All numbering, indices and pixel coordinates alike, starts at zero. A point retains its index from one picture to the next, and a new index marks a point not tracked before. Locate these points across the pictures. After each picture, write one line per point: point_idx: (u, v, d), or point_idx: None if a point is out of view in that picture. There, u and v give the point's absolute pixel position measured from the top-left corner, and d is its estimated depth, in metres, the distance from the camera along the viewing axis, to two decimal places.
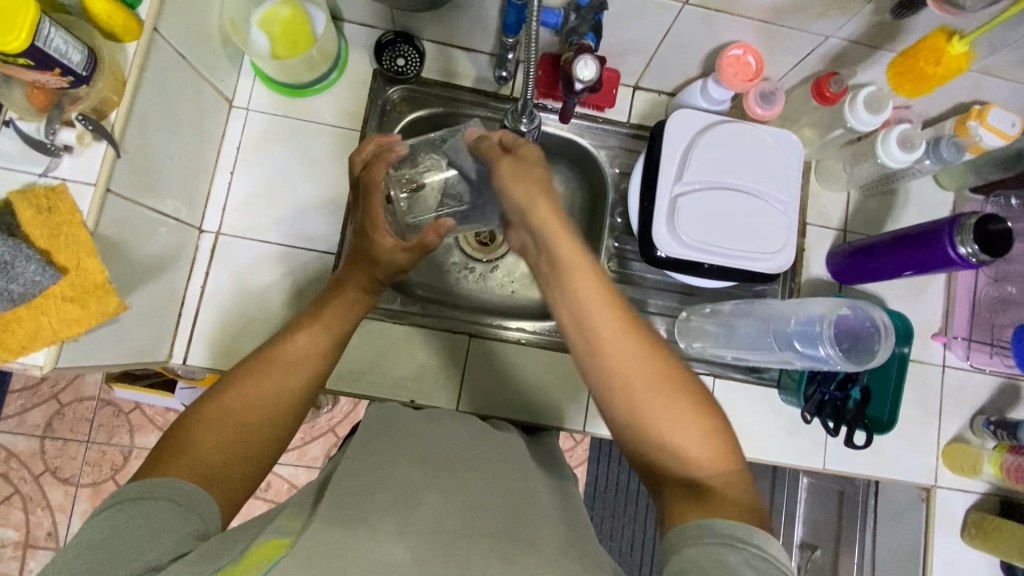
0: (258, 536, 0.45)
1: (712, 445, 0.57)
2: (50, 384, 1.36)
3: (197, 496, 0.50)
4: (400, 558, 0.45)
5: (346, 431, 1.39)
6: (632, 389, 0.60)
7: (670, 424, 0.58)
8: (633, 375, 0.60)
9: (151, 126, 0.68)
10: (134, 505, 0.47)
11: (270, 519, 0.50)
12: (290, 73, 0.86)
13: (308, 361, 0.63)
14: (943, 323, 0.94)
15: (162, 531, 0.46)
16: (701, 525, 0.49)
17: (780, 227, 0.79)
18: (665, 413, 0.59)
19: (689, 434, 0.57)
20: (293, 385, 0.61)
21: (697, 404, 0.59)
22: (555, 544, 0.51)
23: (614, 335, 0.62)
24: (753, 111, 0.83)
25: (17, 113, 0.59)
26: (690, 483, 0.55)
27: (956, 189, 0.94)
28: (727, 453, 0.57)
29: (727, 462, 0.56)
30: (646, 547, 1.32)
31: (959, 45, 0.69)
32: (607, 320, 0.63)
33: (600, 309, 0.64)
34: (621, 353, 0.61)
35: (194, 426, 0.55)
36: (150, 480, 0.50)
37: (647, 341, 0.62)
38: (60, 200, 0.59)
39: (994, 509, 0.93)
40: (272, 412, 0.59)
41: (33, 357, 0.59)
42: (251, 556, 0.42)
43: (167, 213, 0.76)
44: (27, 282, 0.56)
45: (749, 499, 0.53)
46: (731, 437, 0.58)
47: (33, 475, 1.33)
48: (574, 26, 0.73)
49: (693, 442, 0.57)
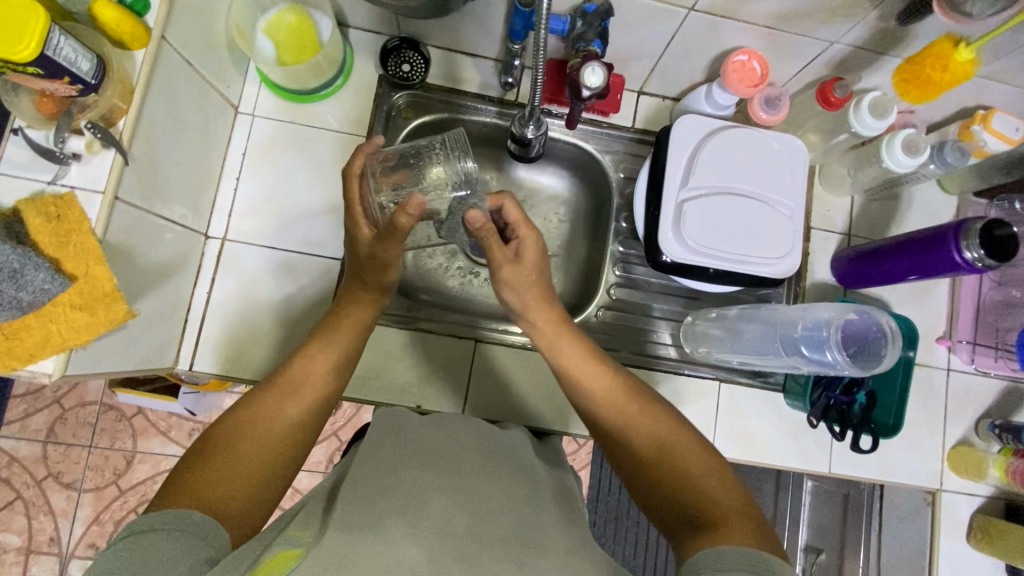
0: (270, 547, 0.45)
1: (715, 475, 0.59)
2: (53, 389, 1.36)
3: (208, 524, 0.49)
4: (414, 559, 0.45)
5: (349, 435, 1.39)
6: (630, 439, 0.64)
7: (672, 461, 0.61)
8: (629, 425, 0.64)
9: (158, 133, 0.68)
10: (142, 536, 0.45)
11: (279, 531, 0.50)
12: (296, 79, 0.86)
13: (318, 386, 0.64)
14: (947, 326, 0.94)
15: (175, 557, 0.44)
16: (716, 554, 0.49)
17: (786, 232, 0.80)
18: (660, 447, 0.62)
19: (691, 468, 0.60)
20: (303, 408, 0.62)
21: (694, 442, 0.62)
22: (566, 552, 0.51)
23: (604, 391, 0.66)
24: (758, 117, 0.83)
25: (26, 121, 0.59)
26: (700, 514, 0.56)
27: (960, 193, 0.95)
28: (729, 482, 0.59)
29: (732, 489, 0.58)
30: (649, 550, 1.32)
31: (965, 52, 0.70)
32: (595, 379, 0.67)
33: (587, 367, 0.68)
34: (614, 406, 0.66)
35: (206, 454, 0.55)
36: (159, 512, 0.48)
37: (636, 391, 0.67)
38: (69, 208, 0.59)
39: (999, 513, 0.93)
40: (282, 438, 0.59)
41: (42, 364, 0.59)
42: (266, 565, 0.43)
43: (174, 219, 0.76)
44: (36, 290, 0.56)
45: (755, 520, 0.54)
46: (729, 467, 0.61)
47: (36, 480, 1.33)
48: (581, 33, 0.73)
49: (691, 473, 0.60)
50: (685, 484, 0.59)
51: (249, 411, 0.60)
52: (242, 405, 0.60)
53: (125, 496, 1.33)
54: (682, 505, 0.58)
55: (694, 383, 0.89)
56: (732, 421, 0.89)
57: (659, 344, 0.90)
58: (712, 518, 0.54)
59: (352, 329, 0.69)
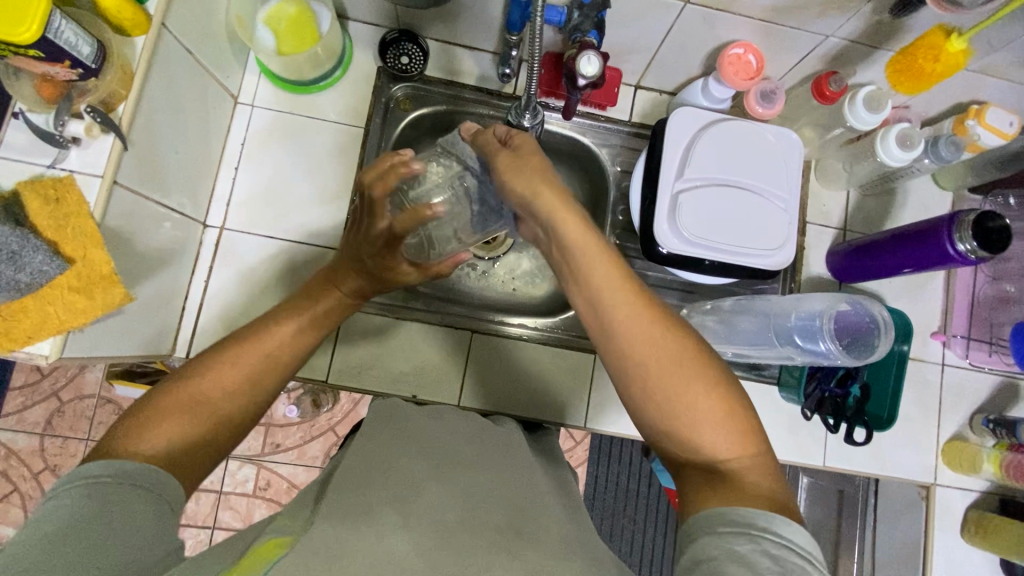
0: (261, 535, 0.46)
1: (730, 424, 0.53)
2: (50, 381, 1.36)
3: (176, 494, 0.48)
4: (405, 551, 0.45)
5: (346, 430, 1.38)
6: (648, 370, 0.55)
7: (684, 407, 0.54)
8: (655, 353, 0.55)
9: (158, 120, 0.69)
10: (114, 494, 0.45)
11: (266, 525, 0.50)
12: (295, 70, 0.87)
13: (281, 355, 0.59)
14: (942, 321, 0.94)
15: (141, 530, 0.44)
16: (719, 515, 0.48)
17: (780, 224, 0.80)
18: (676, 391, 0.54)
19: (710, 411, 0.53)
20: (267, 371, 0.57)
21: (721, 383, 0.54)
22: (556, 542, 0.51)
23: (627, 311, 0.56)
24: (754, 110, 0.84)
25: (24, 104, 0.59)
26: (706, 464, 0.53)
27: (955, 189, 0.95)
28: (746, 432, 0.53)
29: (742, 442, 0.53)
30: (645, 545, 1.32)
31: (958, 42, 0.70)
32: (619, 293, 0.57)
33: (608, 282, 0.58)
34: (641, 328, 0.56)
35: (156, 408, 0.51)
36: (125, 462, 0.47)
37: (666, 317, 0.57)
38: (68, 192, 0.59)
39: (994, 508, 0.93)
40: (239, 397, 0.55)
41: (39, 345, 0.59)
42: (251, 553, 0.43)
43: (172, 207, 0.76)
44: (35, 272, 0.56)
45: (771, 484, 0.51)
46: (749, 413, 0.55)
47: (32, 472, 1.33)
48: (577, 24, 0.74)
49: (710, 425, 0.53)
50: (696, 425, 0.53)
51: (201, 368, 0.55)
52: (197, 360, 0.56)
53: None
54: (685, 447, 0.54)
55: None
56: None
57: None
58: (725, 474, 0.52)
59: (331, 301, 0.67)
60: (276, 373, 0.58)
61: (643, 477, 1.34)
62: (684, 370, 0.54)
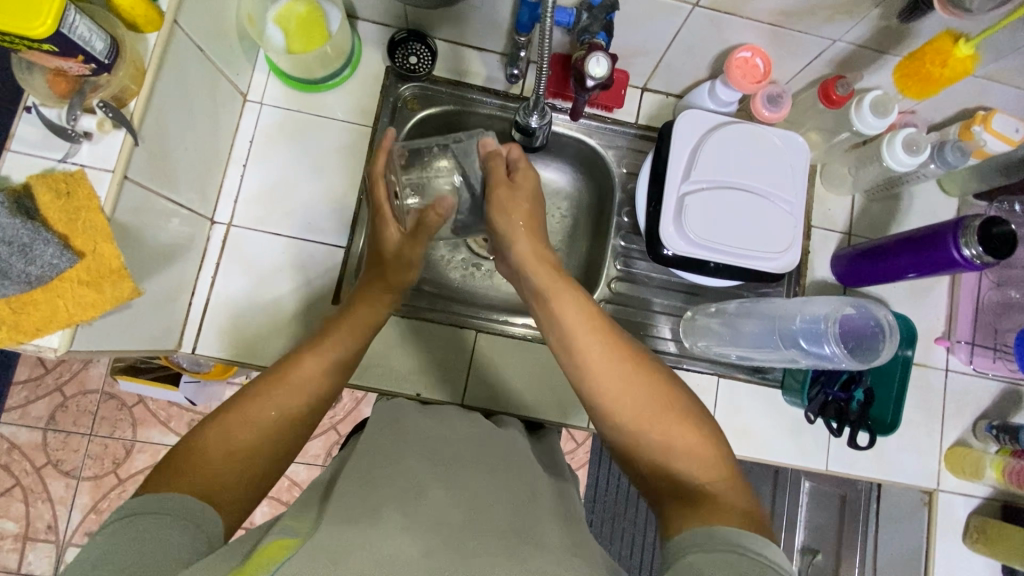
0: (264, 538, 0.45)
1: (701, 448, 0.60)
2: (54, 376, 1.36)
3: (201, 511, 0.51)
4: (410, 552, 0.44)
5: (348, 429, 1.38)
6: (620, 406, 0.63)
7: (656, 436, 0.61)
8: (624, 387, 0.63)
9: (168, 117, 0.69)
10: (138, 518, 0.47)
11: (271, 525, 0.50)
12: (304, 68, 0.87)
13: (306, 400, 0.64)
14: (946, 327, 0.94)
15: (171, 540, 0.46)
16: (709, 534, 0.50)
17: (786, 227, 0.80)
18: (646, 421, 0.61)
19: (679, 437, 0.60)
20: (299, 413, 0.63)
21: (688, 415, 0.62)
22: (560, 547, 0.51)
23: (597, 352, 0.65)
24: (760, 113, 0.84)
25: (38, 99, 0.60)
26: (685, 490, 0.57)
27: (960, 195, 0.95)
28: (717, 457, 0.59)
29: (714, 465, 0.59)
30: (645, 549, 1.32)
31: (965, 48, 0.71)
32: (592, 337, 0.66)
33: (579, 326, 0.67)
34: (610, 366, 0.64)
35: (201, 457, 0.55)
36: (153, 495, 0.50)
37: (633, 357, 0.65)
38: (79, 185, 0.59)
39: (997, 514, 0.92)
40: (274, 439, 0.60)
41: (47, 340, 0.60)
42: (260, 552, 0.42)
43: (180, 203, 0.77)
44: (45, 264, 0.56)
45: (744, 503, 0.55)
46: (720, 441, 0.61)
47: (35, 467, 1.33)
48: (586, 25, 0.74)
49: (681, 452, 0.59)
50: (670, 453, 0.60)
51: (224, 424, 0.59)
52: (216, 416, 0.60)
53: (124, 485, 1.34)
54: (663, 473, 0.60)
55: (693, 378, 0.89)
56: (731, 417, 0.89)
57: (658, 339, 0.91)
58: (699, 495, 0.56)
59: (355, 316, 0.72)
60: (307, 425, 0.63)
61: None
62: (651, 402, 0.62)
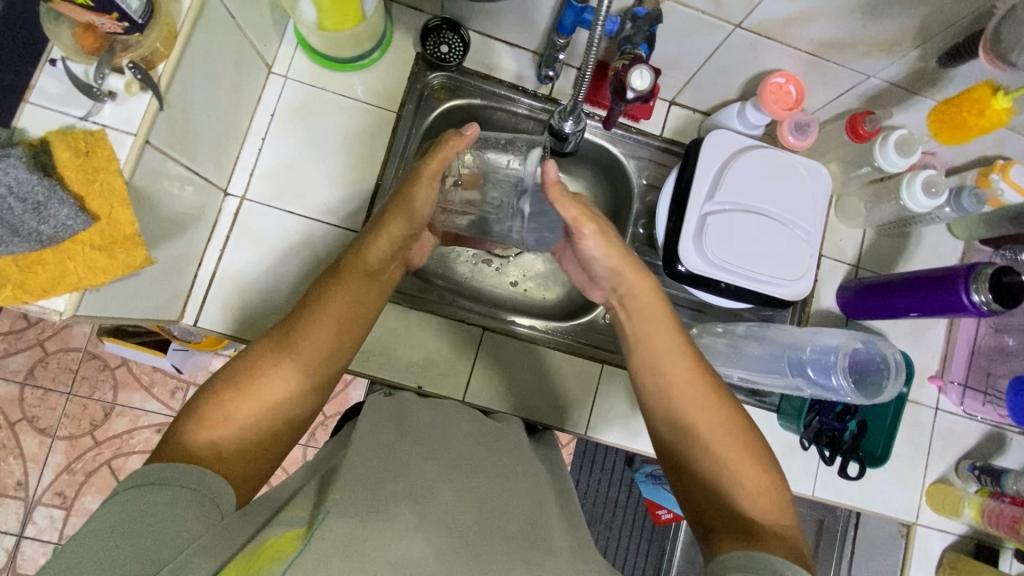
0: (267, 529, 0.44)
1: (762, 487, 0.62)
2: (36, 331, 1.33)
3: (215, 482, 0.52)
4: (424, 553, 0.44)
5: (334, 411, 1.37)
6: (697, 431, 0.66)
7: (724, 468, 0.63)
8: (695, 418, 0.66)
9: (194, 83, 0.67)
10: (148, 489, 0.48)
11: (277, 508, 0.49)
12: (334, 47, 0.85)
13: (295, 390, 0.61)
14: (940, 366, 0.96)
15: (175, 514, 0.47)
16: (750, 557, 0.53)
17: (801, 255, 0.81)
18: (722, 450, 0.64)
19: (743, 472, 0.63)
20: (290, 402, 0.61)
21: (756, 456, 0.64)
22: (569, 557, 0.51)
23: (682, 377, 0.67)
24: (786, 139, 0.85)
25: (63, 51, 0.57)
26: (739, 522, 0.59)
27: (967, 239, 0.97)
28: (781, 504, 0.62)
29: (781, 512, 0.61)
30: (617, 553, 1.33)
31: (1004, 100, 0.71)
32: (676, 360, 0.68)
33: (670, 345, 0.69)
34: (688, 390, 0.67)
35: (191, 426, 0.56)
36: (163, 463, 0.51)
37: (714, 384, 0.68)
38: (99, 146, 0.57)
39: (969, 552, 0.96)
40: (267, 428, 0.59)
41: (53, 301, 0.57)
42: (269, 547, 0.41)
43: (195, 172, 0.74)
44: (58, 225, 0.54)
45: (798, 549, 0.57)
46: (784, 492, 0.63)
47: (9, 421, 1.30)
48: (628, 35, 0.73)
49: (746, 487, 0.62)
50: (736, 486, 0.62)
51: (205, 417, 0.56)
52: (197, 408, 0.57)
53: (100, 448, 1.31)
54: (711, 486, 0.63)
55: None
56: None
57: None
58: (755, 531, 0.58)
59: (353, 286, 0.68)
60: (298, 403, 0.62)
61: (622, 484, 1.35)
62: (727, 433, 0.65)
